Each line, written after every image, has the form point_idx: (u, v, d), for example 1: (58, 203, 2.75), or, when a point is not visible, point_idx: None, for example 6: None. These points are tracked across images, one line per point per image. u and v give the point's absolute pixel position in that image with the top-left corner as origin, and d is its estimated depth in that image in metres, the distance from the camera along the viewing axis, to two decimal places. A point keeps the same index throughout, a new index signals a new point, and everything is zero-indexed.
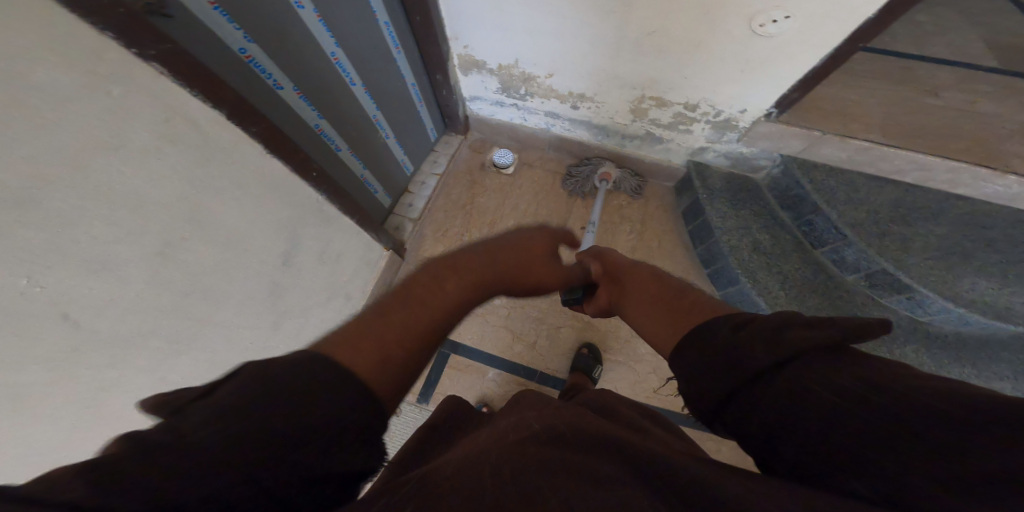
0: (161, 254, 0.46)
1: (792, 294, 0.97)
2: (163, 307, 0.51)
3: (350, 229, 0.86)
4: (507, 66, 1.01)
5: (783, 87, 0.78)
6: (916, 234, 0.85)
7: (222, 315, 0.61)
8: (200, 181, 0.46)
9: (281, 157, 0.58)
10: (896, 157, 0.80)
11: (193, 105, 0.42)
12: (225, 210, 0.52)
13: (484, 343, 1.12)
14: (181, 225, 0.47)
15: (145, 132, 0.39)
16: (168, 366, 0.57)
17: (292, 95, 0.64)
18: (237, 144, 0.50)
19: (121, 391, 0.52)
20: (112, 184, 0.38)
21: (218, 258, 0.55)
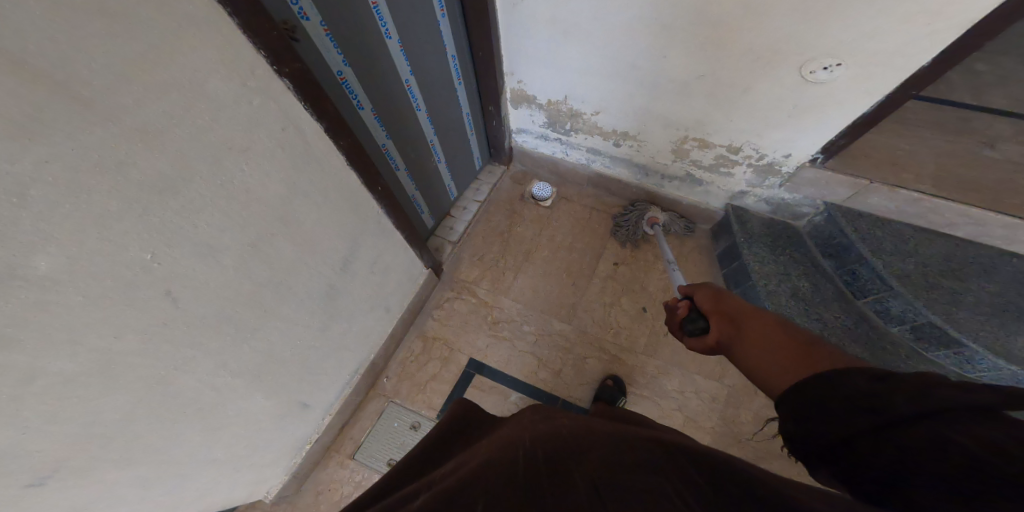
0: (253, 245, 0.52)
1: (832, 341, 0.95)
2: (243, 297, 0.56)
3: (399, 244, 0.91)
4: (557, 101, 1.08)
5: (831, 133, 0.80)
6: (969, 290, 0.83)
7: (283, 309, 0.66)
8: (293, 184, 0.52)
9: (356, 169, 0.64)
10: (947, 209, 0.80)
11: (304, 117, 0.49)
12: (307, 213, 0.58)
13: (511, 368, 1.12)
14: (273, 221, 0.53)
15: (267, 137, 0.45)
16: (231, 354, 0.60)
17: (369, 115, 0.71)
18: (328, 154, 0.56)
19: (194, 374, 0.55)
20: (231, 179, 0.44)
21: (292, 256, 0.60)
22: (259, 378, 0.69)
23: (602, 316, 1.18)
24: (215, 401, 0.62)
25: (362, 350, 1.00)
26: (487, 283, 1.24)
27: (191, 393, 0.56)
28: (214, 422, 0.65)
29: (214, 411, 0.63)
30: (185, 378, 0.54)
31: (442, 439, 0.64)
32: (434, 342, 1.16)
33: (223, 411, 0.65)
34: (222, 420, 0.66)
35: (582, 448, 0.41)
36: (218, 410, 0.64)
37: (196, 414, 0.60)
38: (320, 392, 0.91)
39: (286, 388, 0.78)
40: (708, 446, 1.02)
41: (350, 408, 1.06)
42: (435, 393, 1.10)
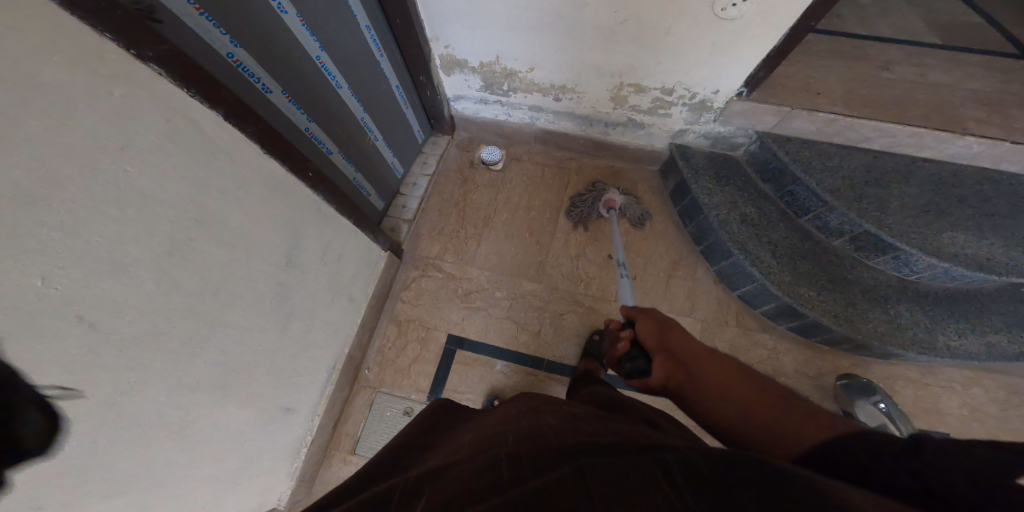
0: (170, 253, 0.49)
1: (783, 261, 1.01)
2: (175, 310, 0.53)
3: (348, 229, 0.89)
4: (489, 63, 1.04)
5: (749, 67, 0.82)
6: (891, 196, 0.89)
7: (231, 315, 0.64)
8: (199, 180, 0.49)
9: (278, 157, 0.61)
10: (862, 126, 0.85)
11: (189, 103, 0.44)
12: (228, 209, 0.55)
13: (490, 336, 1.15)
14: (187, 225, 0.50)
15: (150, 133, 0.41)
16: (185, 370, 0.58)
17: (280, 98, 0.66)
18: (235, 144, 0.53)
19: (142, 397, 0.52)
20: (120, 181, 0.40)
21: (223, 259, 0.57)
22: (225, 389, 0.68)
23: (568, 271, 1.20)
24: (184, 422, 0.61)
25: (333, 344, 0.99)
26: (451, 256, 1.23)
27: (147, 420, 0.54)
28: (194, 440, 0.64)
29: (186, 432, 0.62)
30: (140, 404, 0.52)
31: (412, 438, 0.64)
32: (408, 325, 1.17)
33: (199, 429, 0.65)
34: (199, 438, 0.65)
35: (554, 433, 0.42)
36: (190, 430, 0.63)
37: (165, 437, 0.58)
38: (298, 394, 0.91)
39: (260, 395, 0.77)
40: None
41: (337, 405, 1.06)
42: (420, 376, 1.12)
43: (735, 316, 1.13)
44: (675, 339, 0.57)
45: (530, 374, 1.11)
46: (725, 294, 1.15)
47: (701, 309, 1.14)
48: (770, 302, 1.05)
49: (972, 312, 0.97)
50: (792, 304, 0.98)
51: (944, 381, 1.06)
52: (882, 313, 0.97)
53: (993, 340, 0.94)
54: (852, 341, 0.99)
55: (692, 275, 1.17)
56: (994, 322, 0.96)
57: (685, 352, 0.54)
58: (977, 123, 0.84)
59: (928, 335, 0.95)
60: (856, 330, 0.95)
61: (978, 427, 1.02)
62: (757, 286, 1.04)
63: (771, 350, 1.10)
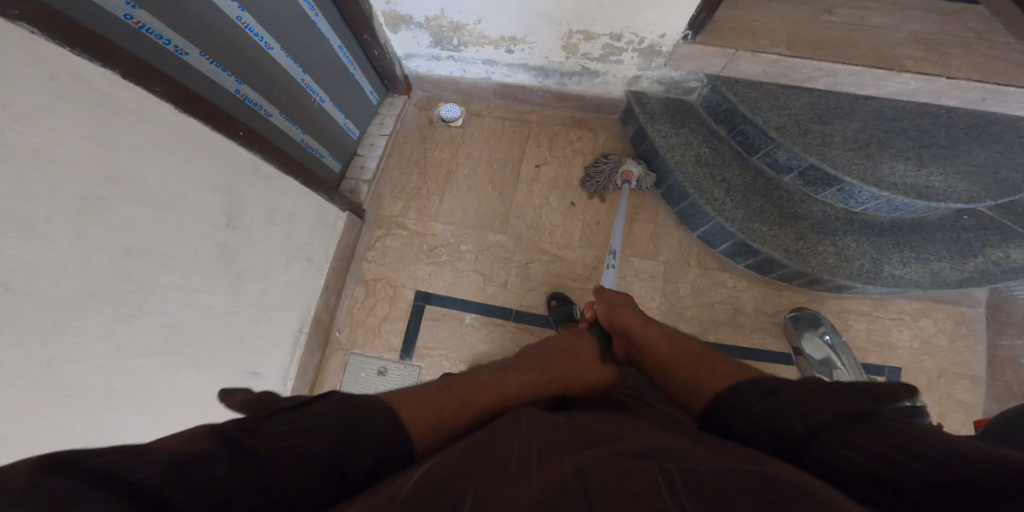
0: (81, 212, 0.48)
1: (735, 199, 1.04)
2: (101, 270, 0.53)
3: (296, 190, 0.89)
4: (434, 17, 0.99)
5: (692, 10, 0.80)
6: (835, 130, 0.90)
7: (170, 278, 0.64)
8: (103, 136, 0.48)
9: (195, 117, 0.61)
10: (805, 66, 0.85)
11: (76, 62, 0.45)
12: (144, 168, 0.54)
13: (457, 290, 1.19)
14: (97, 183, 0.49)
15: (34, 91, 0.40)
16: (122, 331, 0.60)
17: (200, 60, 0.65)
18: (141, 103, 0.53)
19: (75, 357, 0.54)
20: (8, 141, 0.39)
21: (149, 218, 0.57)
22: (169, 348, 0.69)
23: (532, 222, 1.22)
24: (116, 381, 0.62)
25: (295, 306, 1.02)
26: (415, 213, 1.24)
27: (79, 372, 0.56)
28: (144, 401, 0.69)
29: (128, 388, 0.65)
30: (75, 365, 0.55)
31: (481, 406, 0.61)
32: (375, 284, 1.20)
33: (148, 390, 0.68)
34: (143, 392, 0.68)
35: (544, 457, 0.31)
36: (137, 389, 0.66)
37: (96, 394, 0.60)
38: (259, 357, 0.94)
39: (210, 353, 0.79)
40: None
41: (311, 368, 1.12)
42: (391, 334, 1.17)
43: (696, 257, 1.18)
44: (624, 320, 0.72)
45: (497, 325, 1.16)
46: (686, 236, 1.19)
47: (662, 251, 1.18)
48: (729, 240, 1.09)
49: (916, 242, 1.02)
50: (745, 240, 1.02)
51: (897, 314, 1.14)
52: (831, 245, 1.02)
53: (935, 269, 1.00)
54: (805, 275, 1.05)
55: (654, 219, 1.21)
56: (939, 249, 1.02)
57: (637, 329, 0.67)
58: (915, 63, 0.84)
59: (873, 266, 1.00)
60: (806, 264, 1.02)
61: (929, 360, 1.11)
62: (715, 225, 1.08)
63: (732, 290, 1.15)
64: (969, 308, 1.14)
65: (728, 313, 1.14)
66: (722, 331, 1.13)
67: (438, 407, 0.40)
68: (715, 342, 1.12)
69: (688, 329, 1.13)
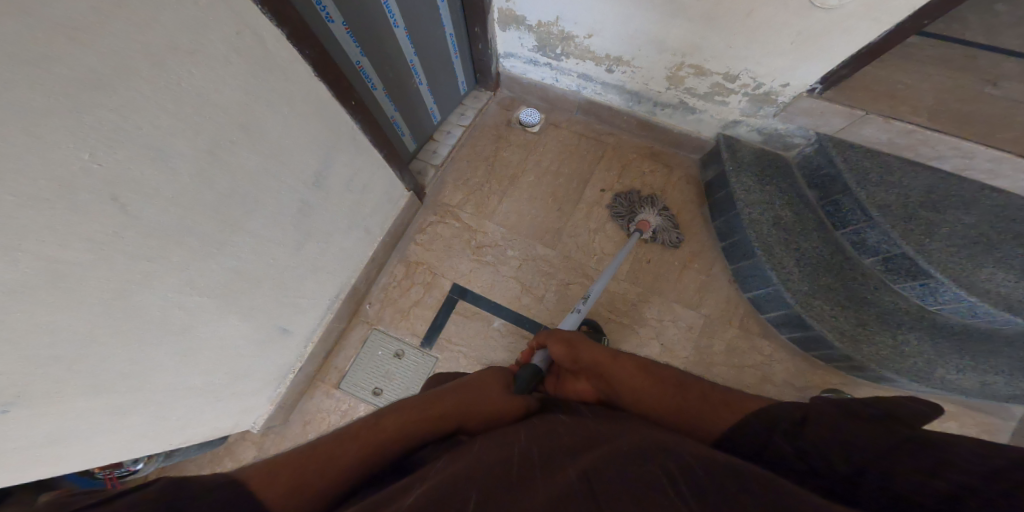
0: (208, 152, 0.49)
1: (805, 269, 1.00)
2: (205, 208, 0.53)
3: (378, 164, 0.88)
4: (547, 23, 0.99)
5: (834, 63, 0.78)
6: (943, 221, 0.85)
7: (251, 224, 0.63)
8: (250, 89, 0.50)
9: (325, 81, 0.61)
10: (940, 141, 0.80)
11: (259, 20, 0.46)
12: (269, 122, 0.55)
13: (493, 293, 1.16)
14: (228, 127, 0.50)
15: (218, 40, 0.43)
16: (196, 267, 0.58)
17: (340, 30, 0.68)
18: (291, 63, 0.53)
19: (149, 288, 0.52)
20: (179, 82, 0.42)
21: (257, 167, 0.57)
22: (227, 294, 0.67)
23: (584, 243, 1.18)
24: (177, 320, 0.60)
25: (341, 274, 1.00)
26: (471, 208, 1.22)
27: (148, 305, 0.54)
28: (187, 346, 0.65)
29: (183, 329, 0.63)
30: (147, 295, 0.53)
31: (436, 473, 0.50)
32: (417, 268, 1.18)
33: (198, 333, 0.66)
34: (198, 336, 0.67)
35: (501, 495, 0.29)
36: (187, 331, 0.64)
37: (161, 329, 0.59)
38: (297, 315, 0.92)
39: (261, 306, 0.77)
40: None
41: (334, 335, 1.09)
42: (418, 319, 1.14)
43: (741, 319, 1.12)
44: (589, 357, 0.56)
45: (524, 337, 1.12)
46: (736, 294, 1.14)
47: (707, 303, 1.13)
48: (779, 308, 1.03)
49: (980, 353, 0.96)
50: (801, 312, 0.97)
51: None
52: (891, 338, 0.97)
53: (988, 380, 0.94)
54: (848, 360, 0.99)
55: (708, 270, 1.16)
56: (999, 363, 0.95)
57: (603, 365, 0.53)
58: None
59: (926, 366, 0.95)
60: (856, 350, 0.96)
61: None
62: (770, 291, 1.03)
63: (767, 358, 1.10)
64: (1000, 421, 1.06)
65: (754, 379, 1.07)
66: None
67: (303, 471, 0.34)
68: None
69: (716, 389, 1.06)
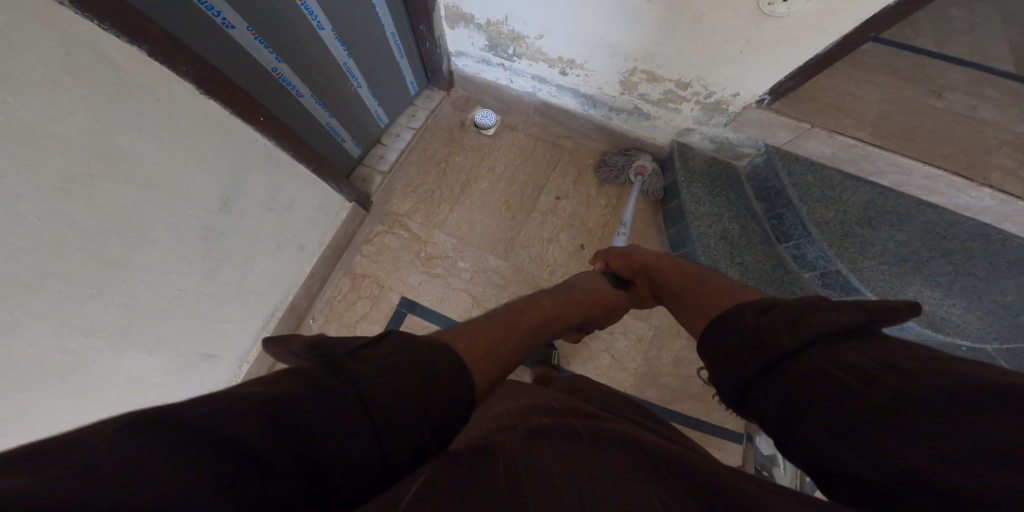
0: (62, 190, 0.42)
1: (749, 284, 1.00)
2: (68, 249, 0.45)
3: (305, 178, 0.79)
4: (497, 22, 0.94)
5: (781, 75, 0.77)
6: (877, 238, 0.85)
7: (143, 258, 0.55)
8: (108, 116, 0.42)
9: (221, 103, 0.53)
10: (879, 157, 0.78)
11: (102, 38, 0.39)
12: (149, 150, 0.48)
13: (443, 306, 1.10)
14: (86, 160, 0.42)
15: (39, 61, 0.36)
16: (73, 310, 0.50)
17: (245, 35, 0.60)
18: (162, 82, 0.46)
19: (5, 341, 0.45)
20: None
21: (138, 200, 0.50)
22: (122, 331, 0.59)
23: (537, 254, 1.15)
24: (59, 366, 0.53)
25: (274, 291, 0.91)
26: (421, 217, 1.15)
27: (12, 358, 0.47)
28: (73, 390, 0.57)
29: (65, 376, 0.55)
30: (7, 346, 0.45)
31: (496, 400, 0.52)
32: (362, 281, 1.10)
33: (90, 372, 0.58)
34: (89, 377, 0.59)
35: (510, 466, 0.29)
36: (75, 373, 0.56)
37: (35, 379, 0.51)
38: (224, 340, 0.82)
39: (170, 340, 0.68)
40: (628, 386, 1.06)
41: (272, 354, 1.00)
42: (365, 335, 1.06)
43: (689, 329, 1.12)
44: (642, 260, 0.68)
45: None
46: None
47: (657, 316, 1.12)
48: None
49: None
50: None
51: None
52: None
53: None
54: None
55: None
56: None
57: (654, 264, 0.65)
58: (1003, 175, 0.74)
59: None
60: None
61: None
62: None
63: None
64: None
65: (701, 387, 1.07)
66: (698, 407, 1.06)
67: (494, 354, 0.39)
68: (693, 415, 1.05)
69: (666, 399, 1.06)
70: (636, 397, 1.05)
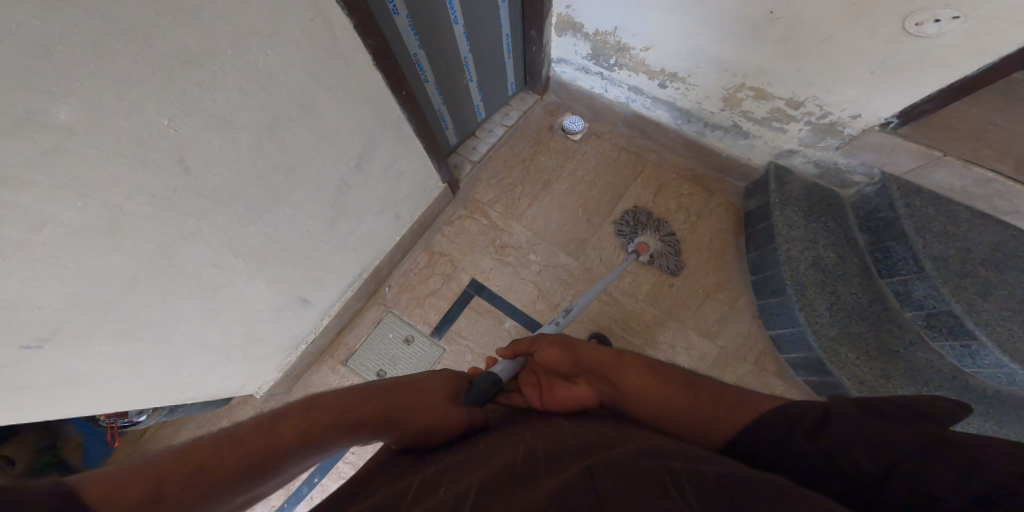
0: (270, 127, 0.51)
1: (837, 316, 0.95)
2: (254, 177, 0.54)
3: (417, 152, 0.87)
4: (605, 33, 0.98)
5: (919, 96, 0.73)
6: (1002, 282, 0.77)
7: (292, 198, 0.62)
8: (318, 75, 0.52)
9: (381, 73, 0.62)
10: (1020, 196, 0.73)
11: (335, 11, 0.49)
12: (330, 107, 0.57)
13: (509, 293, 1.13)
14: (291, 105, 0.51)
15: (295, 25, 0.45)
16: (237, 231, 0.58)
17: (404, 21, 0.69)
18: (355, 53, 0.55)
19: (193, 243, 0.52)
20: (256, 62, 0.44)
21: (308, 144, 0.58)
22: (260, 262, 0.66)
23: (608, 257, 1.15)
24: (216, 282, 0.61)
25: (367, 253, 0.99)
26: (500, 208, 1.21)
27: (188, 265, 0.54)
28: (218, 308, 0.65)
29: (212, 294, 0.62)
30: (190, 251, 0.53)
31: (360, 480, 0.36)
32: (439, 258, 1.16)
33: (230, 296, 0.65)
34: (230, 300, 0.66)
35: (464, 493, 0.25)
36: (218, 290, 0.62)
37: (197, 291, 0.59)
38: (321, 289, 0.91)
39: (288, 280, 0.77)
40: None
41: (349, 313, 1.08)
42: (432, 308, 1.12)
43: (758, 355, 1.07)
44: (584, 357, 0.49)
45: None
46: (757, 330, 1.09)
47: (726, 336, 1.09)
48: (801, 349, 1.00)
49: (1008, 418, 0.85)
50: (822, 356, 0.93)
51: None
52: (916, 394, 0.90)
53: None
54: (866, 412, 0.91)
55: (732, 302, 1.11)
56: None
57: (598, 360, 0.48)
58: None
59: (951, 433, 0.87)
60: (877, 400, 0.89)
61: None
62: (795, 330, 0.99)
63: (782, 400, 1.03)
64: None
65: None
66: None
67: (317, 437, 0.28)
68: None
69: None
70: None
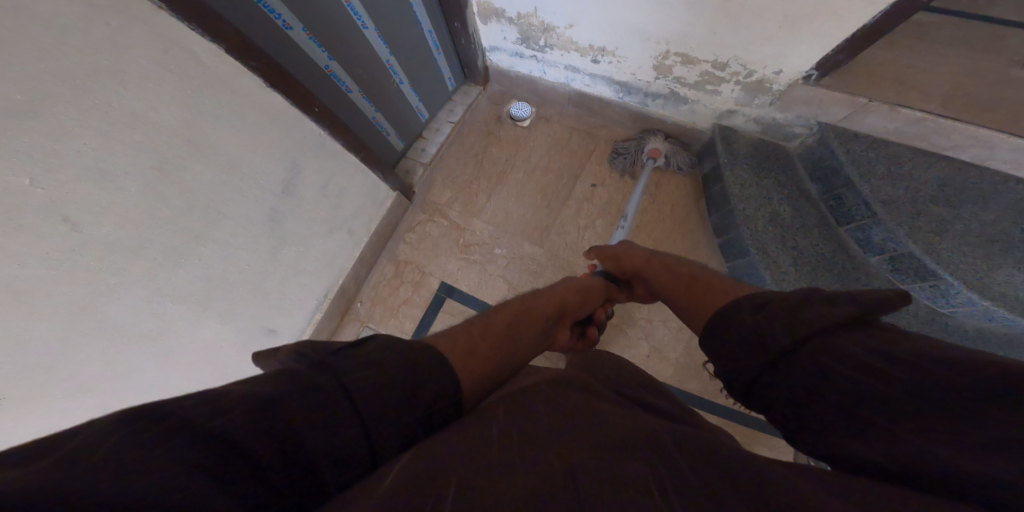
0: (156, 168, 0.53)
1: (804, 270, 0.92)
2: (157, 221, 0.56)
3: (353, 166, 0.88)
4: (527, 15, 0.97)
5: (830, 48, 0.72)
6: (958, 219, 0.76)
7: (216, 234, 0.66)
8: (194, 105, 0.53)
9: (280, 92, 0.63)
10: (954, 131, 0.73)
11: (190, 38, 0.49)
12: (222, 135, 0.59)
13: (480, 291, 1.16)
14: (174, 141, 0.53)
15: (144, 60, 0.46)
16: (164, 276, 0.62)
17: (302, 36, 0.69)
18: (234, 76, 0.56)
19: (113, 298, 0.57)
20: (110, 103, 0.45)
21: (212, 177, 0.60)
22: (201, 300, 0.70)
23: (573, 241, 1.17)
24: (152, 323, 0.65)
25: (326, 273, 1.02)
26: (459, 206, 1.22)
27: (114, 313, 0.58)
28: (163, 346, 0.70)
29: (158, 334, 0.67)
30: (116, 304, 0.58)
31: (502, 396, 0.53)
32: (405, 267, 1.19)
33: (171, 337, 0.70)
34: (178, 339, 0.71)
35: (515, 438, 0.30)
36: (166, 333, 0.69)
37: (135, 334, 0.64)
38: (281, 315, 0.94)
39: (240, 309, 0.80)
40: (667, 376, 1.06)
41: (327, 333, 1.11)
42: (406, 318, 1.15)
43: None
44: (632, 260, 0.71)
45: None
46: None
47: None
48: None
49: None
50: None
51: None
52: None
53: None
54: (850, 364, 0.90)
55: None
56: None
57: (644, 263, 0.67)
58: None
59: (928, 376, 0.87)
60: None
61: None
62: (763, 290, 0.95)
63: None
64: None
65: None
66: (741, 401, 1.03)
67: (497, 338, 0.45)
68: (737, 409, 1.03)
69: (707, 392, 1.04)
70: (675, 389, 1.04)
